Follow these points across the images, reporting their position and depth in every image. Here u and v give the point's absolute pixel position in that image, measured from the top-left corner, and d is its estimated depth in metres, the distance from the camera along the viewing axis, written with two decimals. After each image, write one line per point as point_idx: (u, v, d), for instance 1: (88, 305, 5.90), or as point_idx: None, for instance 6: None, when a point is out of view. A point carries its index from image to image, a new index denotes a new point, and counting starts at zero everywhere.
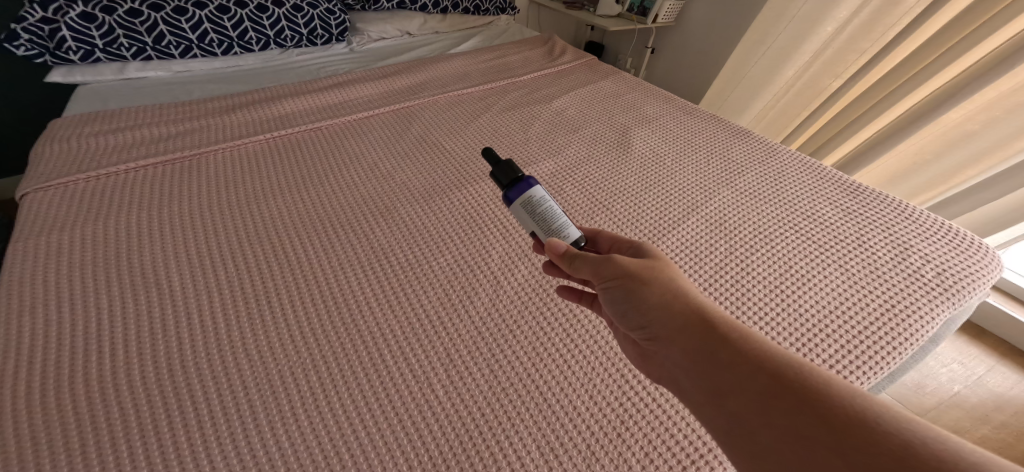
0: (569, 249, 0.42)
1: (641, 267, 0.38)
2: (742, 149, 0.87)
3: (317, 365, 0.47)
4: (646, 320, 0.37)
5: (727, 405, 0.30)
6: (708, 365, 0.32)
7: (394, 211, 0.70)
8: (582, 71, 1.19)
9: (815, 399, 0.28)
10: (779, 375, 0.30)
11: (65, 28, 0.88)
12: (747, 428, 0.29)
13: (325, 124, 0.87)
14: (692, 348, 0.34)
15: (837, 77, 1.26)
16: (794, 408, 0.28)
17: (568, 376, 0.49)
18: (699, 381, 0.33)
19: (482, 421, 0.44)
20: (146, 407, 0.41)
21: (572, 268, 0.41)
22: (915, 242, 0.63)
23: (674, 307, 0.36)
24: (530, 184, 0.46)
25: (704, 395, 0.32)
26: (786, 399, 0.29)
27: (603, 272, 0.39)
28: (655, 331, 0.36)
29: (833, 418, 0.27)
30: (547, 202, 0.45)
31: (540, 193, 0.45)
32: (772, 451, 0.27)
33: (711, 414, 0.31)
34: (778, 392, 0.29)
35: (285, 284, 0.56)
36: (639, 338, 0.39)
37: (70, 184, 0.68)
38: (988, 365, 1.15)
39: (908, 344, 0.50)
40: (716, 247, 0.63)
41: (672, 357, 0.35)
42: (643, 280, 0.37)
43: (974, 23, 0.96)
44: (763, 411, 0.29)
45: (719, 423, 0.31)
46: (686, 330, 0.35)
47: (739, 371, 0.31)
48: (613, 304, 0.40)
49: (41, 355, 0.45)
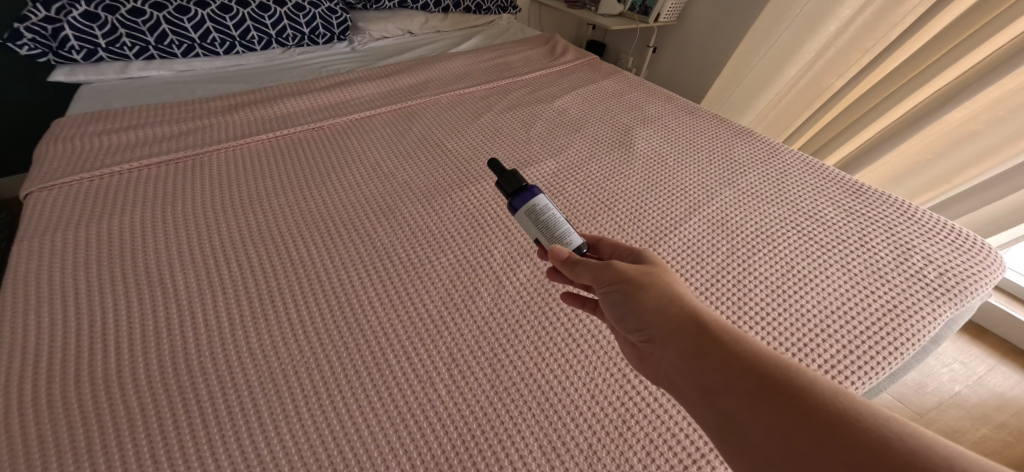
0: (571, 256, 0.42)
1: (640, 273, 0.38)
2: (743, 149, 0.87)
3: (320, 365, 0.47)
4: (641, 323, 0.37)
5: (720, 405, 0.30)
6: (700, 365, 0.32)
7: (395, 211, 0.70)
8: (583, 70, 1.19)
9: (804, 399, 0.28)
10: (771, 377, 0.30)
11: (68, 27, 0.88)
12: (737, 427, 0.29)
13: (326, 123, 0.88)
14: (687, 350, 0.33)
15: (839, 77, 1.26)
16: (785, 408, 0.28)
17: (569, 375, 0.49)
18: (693, 381, 0.32)
19: (484, 420, 0.44)
20: (151, 406, 0.42)
21: (573, 273, 0.41)
22: (917, 242, 0.63)
23: (671, 310, 0.36)
24: (534, 193, 0.47)
25: (697, 394, 0.32)
26: (776, 398, 0.28)
27: (603, 277, 0.39)
28: (652, 333, 0.36)
29: (824, 419, 0.26)
30: (550, 210, 0.45)
31: (544, 202, 0.46)
32: (762, 451, 0.27)
33: (704, 413, 0.31)
34: (768, 391, 0.29)
35: (288, 283, 0.56)
36: (637, 340, 0.39)
37: (73, 184, 0.68)
38: (989, 365, 1.15)
39: (909, 344, 0.50)
40: (718, 247, 0.63)
41: (667, 358, 0.35)
42: (641, 284, 0.38)
43: (979, 23, 0.95)
44: (754, 411, 0.28)
45: (711, 422, 0.31)
46: (681, 331, 0.34)
47: (730, 370, 0.31)
48: (612, 307, 0.39)
49: (46, 354, 0.45)
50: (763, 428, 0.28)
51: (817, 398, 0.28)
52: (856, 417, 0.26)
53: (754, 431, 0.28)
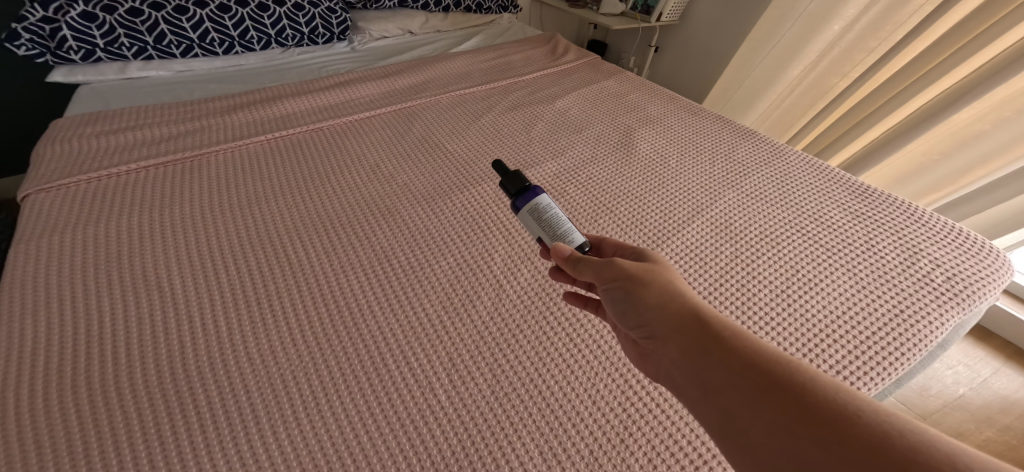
0: (574, 253, 0.41)
1: (641, 270, 0.38)
2: (747, 151, 0.86)
3: (318, 370, 0.47)
4: (642, 320, 0.37)
5: (719, 402, 0.30)
6: (701, 361, 0.32)
7: (395, 213, 0.69)
8: (584, 70, 1.18)
9: (804, 396, 0.28)
10: (770, 372, 0.30)
11: (66, 27, 0.87)
12: (737, 424, 0.29)
13: (326, 124, 0.87)
14: (688, 346, 0.33)
15: (844, 77, 1.25)
16: (784, 405, 0.28)
17: (571, 381, 0.48)
18: (693, 378, 0.32)
19: (485, 426, 0.43)
20: (149, 411, 0.41)
21: (576, 271, 0.40)
22: (923, 245, 0.62)
23: (672, 307, 0.35)
24: (537, 193, 0.46)
25: (697, 391, 0.32)
26: (777, 396, 0.28)
27: (605, 274, 0.39)
28: (653, 330, 0.36)
29: (824, 416, 0.26)
30: (553, 209, 0.45)
31: (546, 200, 0.46)
32: (761, 448, 0.27)
33: (704, 410, 0.31)
34: (768, 389, 0.29)
35: (286, 287, 0.56)
36: (638, 337, 0.38)
37: (71, 186, 0.68)
38: (993, 367, 1.14)
39: (916, 349, 0.49)
40: (721, 250, 0.63)
41: (668, 355, 0.34)
42: (642, 281, 0.37)
43: (987, 23, 0.94)
44: (754, 407, 0.28)
45: (711, 420, 0.30)
46: (681, 328, 0.34)
47: (731, 367, 0.30)
48: (613, 304, 0.39)
49: (44, 358, 0.45)
50: (764, 425, 0.28)
51: (818, 396, 0.28)
52: (856, 413, 0.26)
53: (754, 428, 0.28)
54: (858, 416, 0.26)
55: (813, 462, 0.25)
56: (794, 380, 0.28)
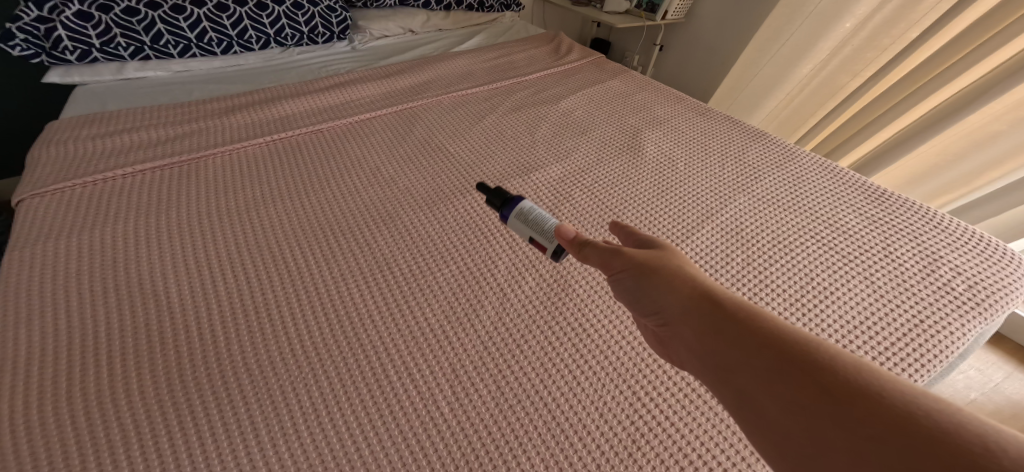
0: (578, 236, 0.42)
1: (650, 257, 0.37)
2: (758, 153, 0.84)
3: (319, 380, 0.45)
4: (653, 303, 0.35)
5: (735, 383, 0.28)
6: (714, 343, 0.30)
7: (398, 218, 0.68)
8: (589, 70, 1.16)
9: (824, 374, 0.26)
10: (790, 350, 0.28)
11: (61, 27, 0.86)
12: (752, 405, 0.27)
13: (326, 125, 0.85)
14: (701, 329, 0.31)
15: (856, 76, 1.23)
16: (805, 381, 0.26)
17: (578, 392, 0.46)
18: (705, 360, 0.31)
19: (491, 441, 0.41)
20: (147, 423, 0.40)
21: (582, 255, 0.41)
22: (942, 253, 0.60)
23: (683, 290, 0.34)
24: (519, 202, 0.51)
25: (710, 374, 0.30)
26: (795, 372, 0.27)
27: (614, 262, 0.38)
28: (665, 314, 0.34)
29: (848, 391, 0.25)
30: (536, 211, 0.49)
31: (529, 205, 0.50)
32: (780, 429, 0.25)
33: (719, 392, 0.29)
34: (784, 365, 0.27)
35: (286, 295, 0.54)
36: (651, 324, 0.37)
37: (64, 190, 0.66)
38: (1005, 372, 1.12)
39: (939, 361, 0.47)
40: (733, 257, 0.61)
41: (682, 339, 0.33)
42: (653, 267, 0.36)
43: (1000, 25, 0.93)
44: (772, 387, 0.27)
45: (724, 403, 0.29)
46: (693, 309, 0.33)
47: (745, 348, 0.29)
48: (622, 290, 0.38)
49: (40, 368, 0.44)
50: (780, 404, 0.26)
51: (840, 374, 0.26)
52: (882, 392, 0.24)
53: (771, 407, 0.26)
54: (885, 396, 0.24)
55: (835, 442, 0.23)
56: (814, 356, 0.27)
